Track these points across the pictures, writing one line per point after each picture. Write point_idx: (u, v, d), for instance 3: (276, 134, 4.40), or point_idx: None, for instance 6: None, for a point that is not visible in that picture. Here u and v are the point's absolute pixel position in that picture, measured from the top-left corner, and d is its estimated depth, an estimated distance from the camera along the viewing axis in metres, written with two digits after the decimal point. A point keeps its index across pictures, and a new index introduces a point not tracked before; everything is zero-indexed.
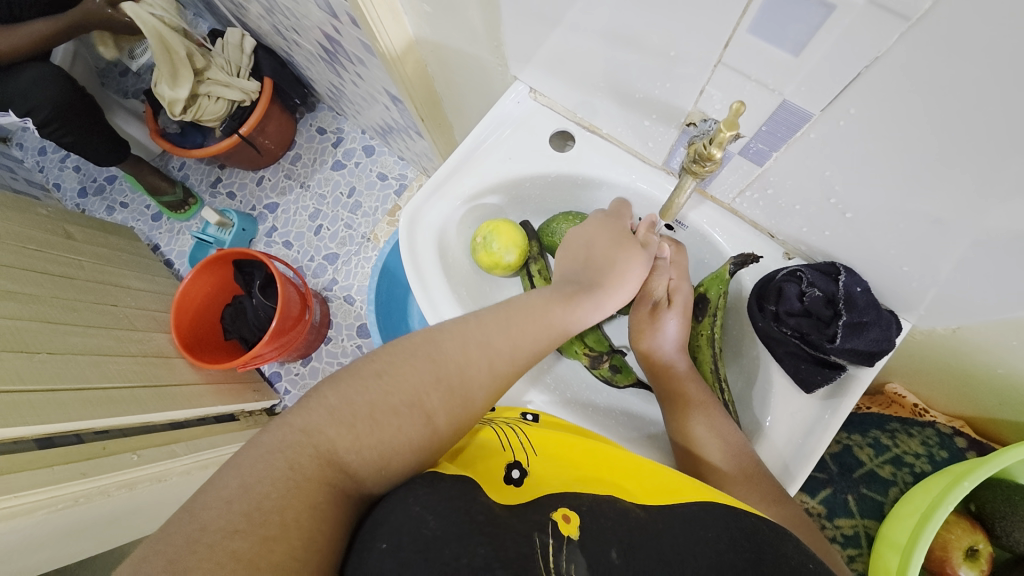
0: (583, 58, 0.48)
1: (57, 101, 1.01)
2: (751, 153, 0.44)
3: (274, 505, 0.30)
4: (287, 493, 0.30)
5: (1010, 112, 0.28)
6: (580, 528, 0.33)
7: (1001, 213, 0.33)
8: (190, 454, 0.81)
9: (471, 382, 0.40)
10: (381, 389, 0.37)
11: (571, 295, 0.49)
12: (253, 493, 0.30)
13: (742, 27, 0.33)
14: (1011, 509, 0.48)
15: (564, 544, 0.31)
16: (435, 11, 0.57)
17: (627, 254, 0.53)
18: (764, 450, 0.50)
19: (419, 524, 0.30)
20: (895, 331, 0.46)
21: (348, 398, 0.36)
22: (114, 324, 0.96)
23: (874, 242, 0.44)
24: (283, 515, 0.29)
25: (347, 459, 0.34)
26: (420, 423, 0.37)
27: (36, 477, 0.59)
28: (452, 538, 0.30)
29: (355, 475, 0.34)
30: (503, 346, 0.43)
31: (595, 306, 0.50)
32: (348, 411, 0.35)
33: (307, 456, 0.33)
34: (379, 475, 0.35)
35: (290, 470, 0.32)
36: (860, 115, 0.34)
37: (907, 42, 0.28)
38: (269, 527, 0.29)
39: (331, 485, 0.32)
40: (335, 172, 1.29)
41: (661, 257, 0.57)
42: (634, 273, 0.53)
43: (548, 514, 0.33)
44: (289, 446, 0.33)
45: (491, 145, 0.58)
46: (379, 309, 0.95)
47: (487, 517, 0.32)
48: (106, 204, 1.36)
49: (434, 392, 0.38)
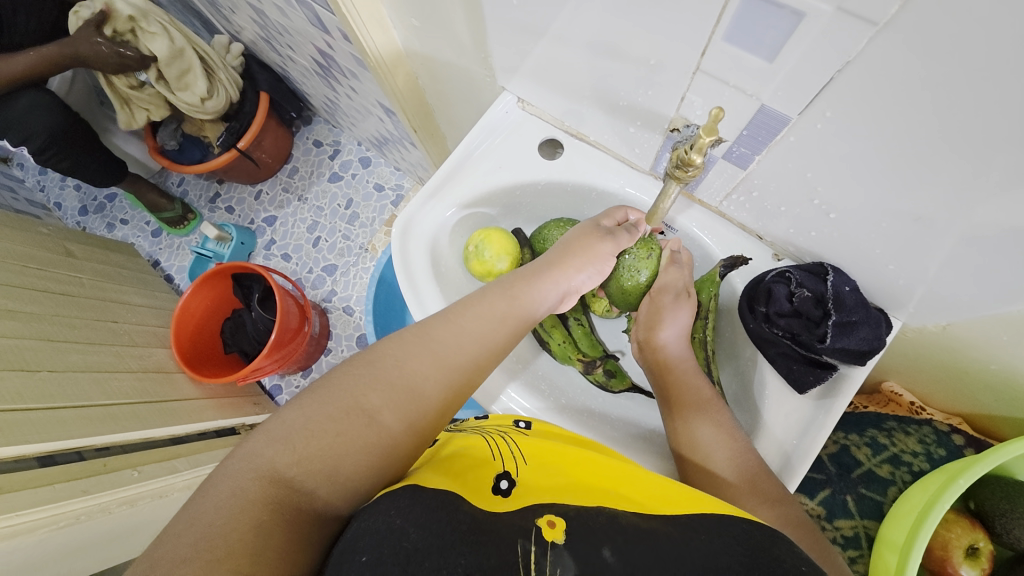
0: (568, 68, 0.48)
1: (54, 125, 1.02)
2: (735, 157, 0.44)
3: (221, 530, 0.30)
4: (229, 519, 0.31)
5: (991, 108, 0.28)
6: (566, 533, 0.33)
7: (990, 208, 0.33)
8: (191, 469, 0.81)
9: (416, 375, 0.40)
10: (314, 403, 0.37)
11: (511, 286, 0.48)
12: (202, 524, 0.30)
13: (717, 35, 0.34)
14: (1009, 506, 0.48)
15: (548, 549, 0.32)
16: (423, 24, 0.58)
17: (588, 234, 0.52)
18: (765, 446, 0.50)
19: (399, 537, 0.31)
20: (885, 329, 0.46)
21: (283, 420, 0.36)
22: (115, 341, 0.97)
23: (860, 241, 0.44)
24: (228, 538, 0.30)
25: (292, 476, 0.34)
26: (362, 424, 0.37)
27: (37, 496, 0.59)
28: (434, 550, 0.30)
29: (305, 489, 0.34)
30: (443, 335, 0.43)
31: (538, 289, 0.49)
32: (283, 430, 0.36)
33: (247, 479, 0.33)
34: (330, 483, 0.35)
35: (234, 497, 0.32)
36: (836, 116, 0.34)
37: (878, 46, 0.29)
38: (227, 545, 0.29)
39: (274, 502, 0.32)
40: (331, 184, 1.30)
41: (677, 252, 0.56)
42: (593, 253, 0.51)
43: (532, 521, 0.34)
44: (254, 467, 0.33)
45: (481, 155, 0.59)
46: (378, 318, 0.95)
47: (470, 525, 0.33)
48: (106, 221, 1.37)
49: (373, 391, 0.38)
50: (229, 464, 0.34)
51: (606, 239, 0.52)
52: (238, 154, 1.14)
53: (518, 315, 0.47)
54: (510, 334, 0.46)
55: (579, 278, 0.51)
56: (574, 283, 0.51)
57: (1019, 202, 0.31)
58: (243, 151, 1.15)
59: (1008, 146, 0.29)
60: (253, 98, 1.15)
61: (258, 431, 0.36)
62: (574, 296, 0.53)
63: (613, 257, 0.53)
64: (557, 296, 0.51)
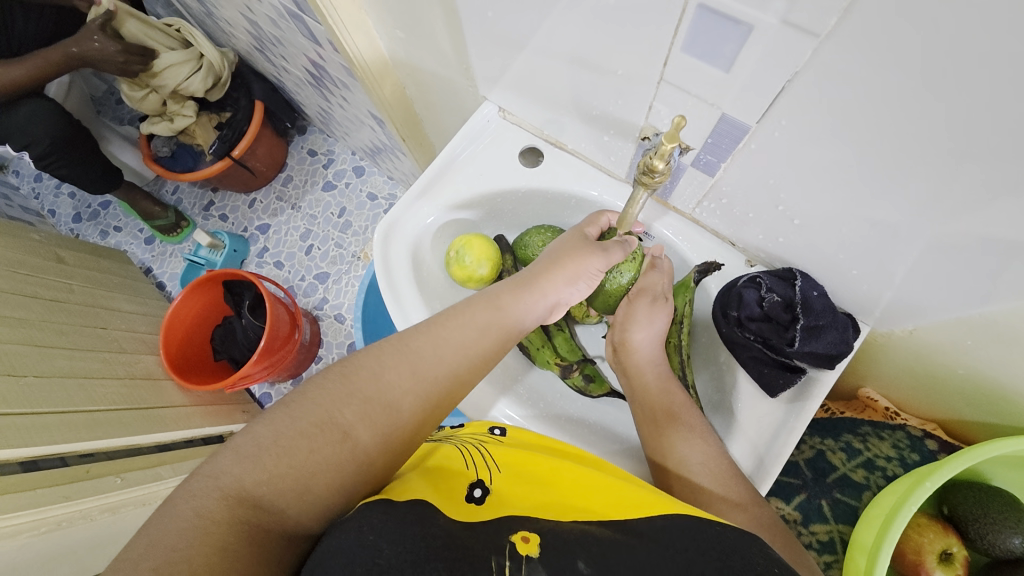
0: (548, 80, 0.50)
1: (52, 135, 1.04)
2: (703, 164, 0.46)
3: (183, 555, 0.30)
4: (193, 543, 0.30)
5: (948, 117, 0.29)
6: (540, 546, 0.34)
7: (963, 220, 0.34)
8: (175, 477, 0.80)
9: (389, 387, 0.41)
10: (286, 416, 0.37)
11: (497, 297, 0.48)
12: (163, 548, 0.30)
13: (677, 46, 0.35)
14: (982, 511, 0.49)
15: (522, 564, 0.32)
16: (408, 36, 0.60)
17: (578, 246, 0.51)
18: (735, 448, 0.51)
19: (373, 553, 0.31)
20: (852, 333, 0.47)
21: (253, 435, 0.36)
22: (102, 347, 0.96)
23: (826, 248, 0.45)
24: (191, 563, 0.29)
25: (259, 495, 0.34)
26: (336, 441, 0.37)
27: (17, 500, 0.59)
28: (406, 566, 0.30)
29: (275, 510, 0.34)
30: (420, 345, 0.44)
31: (526, 303, 0.49)
32: (252, 446, 0.36)
33: (213, 499, 0.33)
34: (301, 501, 0.35)
35: (197, 517, 0.32)
36: (790, 125, 0.36)
37: (824, 55, 0.30)
38: (163, 554, 0.29)
39: (241, 523, 0.32)
40: (325, 194, 1.31)
41: (659, 257, 0.56)
42: (582, 266, 0.51)
43: (505, 537, 0.35)
44: (208, 492, 0.33)
45: (463, 161, 0.60)
46: (367, 326, 0.96)
47: (445, 541, 0.33)
48: (100, 228, 1.38)
49: (348, 406, 0.39)
50: (193, 481, 0.34)
51: (597, 253, 0.51)
52: (232, 163, 1.16)
53: (502, 326, 0.47)
54: (493, 346, 0.47)
55: (568, 291, 0.51)
56: (563, 296, 0.51)
57: (985, 216, 0.33)
58: (237, 159, 1.16)
59: (958, 158, 0.31)
60: (247, 106, 1.17)
61: (227, 447, 0.36)
62: (563, 308, 0.53)
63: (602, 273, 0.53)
64: (545, 308, 0.51)
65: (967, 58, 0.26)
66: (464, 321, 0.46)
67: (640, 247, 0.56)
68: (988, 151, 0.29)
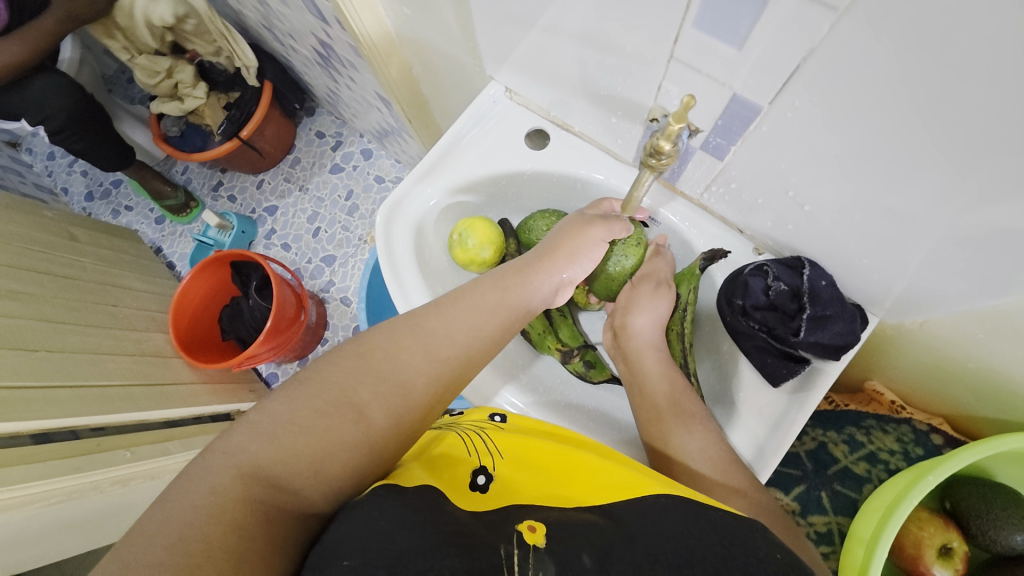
0: (557, 59, 0.49)
1: (67, 110, 1.04)
2: (712, 147, 0.44)
3: (199, 530, 0.29)
4: (209, 519, 0.30)
5: (979, 100, 0.27)
6: (547, 537, 0.34)
7: (986, 211, 0.32)
8: (183, 452, 0.82)
9: (404, 367, 0.41)
10: (303, 396, 0.37)
11: (504, 278, 0.50)
12: (155, 517, 0.30)
13: (688, 22, 0.34)
14: (985, 508, 0.48)
15: (531, 553, 0.32)
16: (414, 13, 0.59)
17: (577, 223, 0.53)
18: (736, 437, 0.50)
19: (384, 539, 0.30)
20: (860, 324, 0.46)
21: (279, 408, 0.37)
22: (113, 324, 0.98)
23: (834, 234, 0.44)
24: (208, 540, 0.29)
25: (275, 473, 0.34)
26: (350, 420, 0.37)
27: (28, 471, 0.60)
28: (418, 552, 0.29)
29: (290, 488, 0.34)
30: (435, 326, 0.44)
31: (530, 283, 0.50)
32: (270, 424, 0.36)
33: (234, 473, 0.33)
34: (316, 481, 0.35)
35: (213, 495, 0.31)
36: (804, 107, 0.35)
37: (841, 32, 0.29)
38: (178, 531, 0.29)
39: (256, 502, 0.32)
40: (333, 176, 1.31)
41: (662, 247, 0.58)
42: (581, 242, 0.52)
43: (513, 526, 0.35)
44: (202, 467, 0.34)
45: (468, 142, 0.60)
46: (371, 308, 0.96)
47: (455, 529, 0.32)
48: (111, 207, 1.39)
49: (363, 385, 0.39)
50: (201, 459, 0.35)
51: (595, 224, 0.52)
52: (241, 143, 1.15)
53: (510, 307, 0.48)
54: (501, 327, 0.47)
55: (571, 269, 0.52)
56: (565, 276, 0.52)
57: (1014, 208, 0.31)
58: (245, 140, 1.16)
59: (984, 146, 0.29)
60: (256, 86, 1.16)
61: (241, 422, 0.36)
62: (568, 288, 0.54)
63: (604, 244, 0.53)
64: (551, 289, 0.52)
65: (993, 41, 0.25)
66: (477, 304, 0.47)
67: (642, 233, 0.57)
68: (1017, 140, 0.28)
